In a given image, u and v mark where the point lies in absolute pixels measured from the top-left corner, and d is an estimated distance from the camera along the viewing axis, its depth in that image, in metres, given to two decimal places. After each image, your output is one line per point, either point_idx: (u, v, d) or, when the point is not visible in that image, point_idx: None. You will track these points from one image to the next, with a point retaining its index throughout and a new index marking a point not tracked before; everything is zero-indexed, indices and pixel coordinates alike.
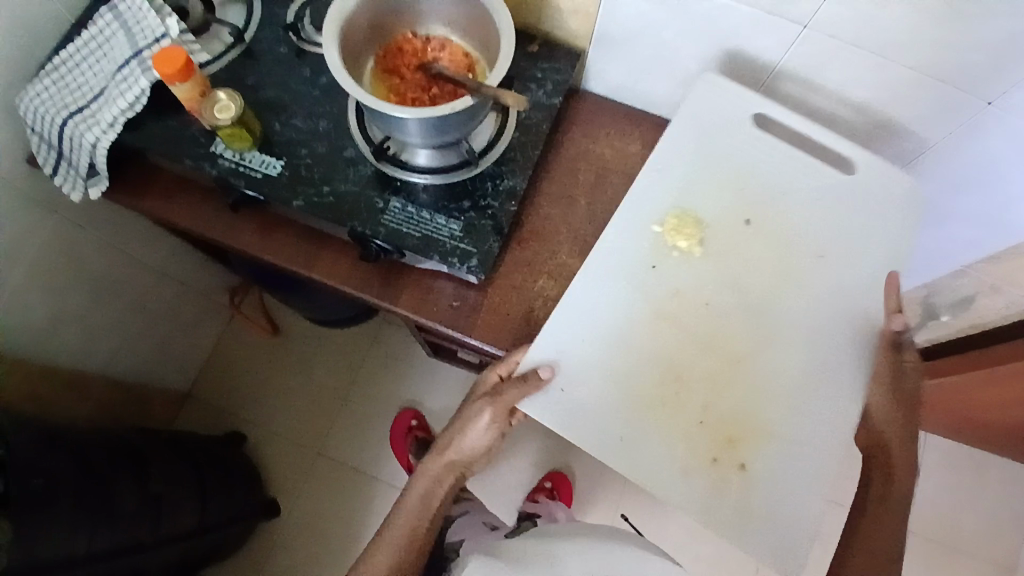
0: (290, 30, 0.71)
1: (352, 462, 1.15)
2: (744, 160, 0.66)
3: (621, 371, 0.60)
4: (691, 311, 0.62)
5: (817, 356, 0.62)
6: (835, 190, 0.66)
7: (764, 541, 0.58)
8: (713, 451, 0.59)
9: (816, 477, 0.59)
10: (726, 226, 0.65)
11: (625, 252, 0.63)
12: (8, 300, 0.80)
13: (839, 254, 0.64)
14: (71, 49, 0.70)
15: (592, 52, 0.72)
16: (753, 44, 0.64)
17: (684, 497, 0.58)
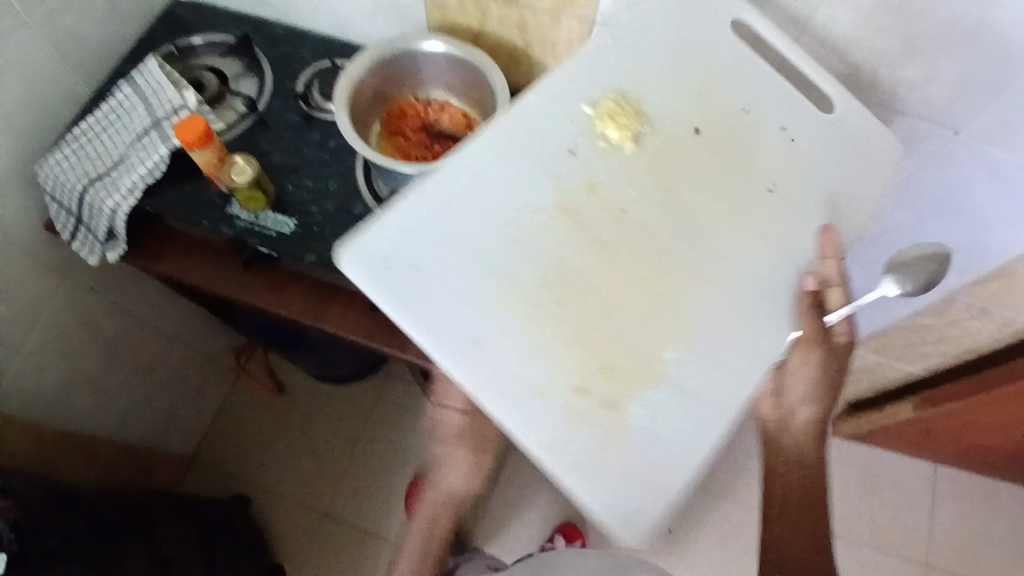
0: (300, 99, 0.76)
1: (359, 522, 1.13)
2: (726, 58, 0.59)
3: (497, 266, 0.53)
4: (594, 211, 0.55)
5: (733, 283, 0.55)
6: (805, 106, 0.58)
7: (603, 493, 0.50)
8: (576, 379, 0.52)
9: (684, 436, 0.52)
10: (670, 124, 0.57)
11: (534, 134, 0.56)
12: (21, 363, 0.81)
13: (793, 194, 0.56)
14: (91, 121, 0.74)
15: None
16: None
17: (526, 413, 0.51)
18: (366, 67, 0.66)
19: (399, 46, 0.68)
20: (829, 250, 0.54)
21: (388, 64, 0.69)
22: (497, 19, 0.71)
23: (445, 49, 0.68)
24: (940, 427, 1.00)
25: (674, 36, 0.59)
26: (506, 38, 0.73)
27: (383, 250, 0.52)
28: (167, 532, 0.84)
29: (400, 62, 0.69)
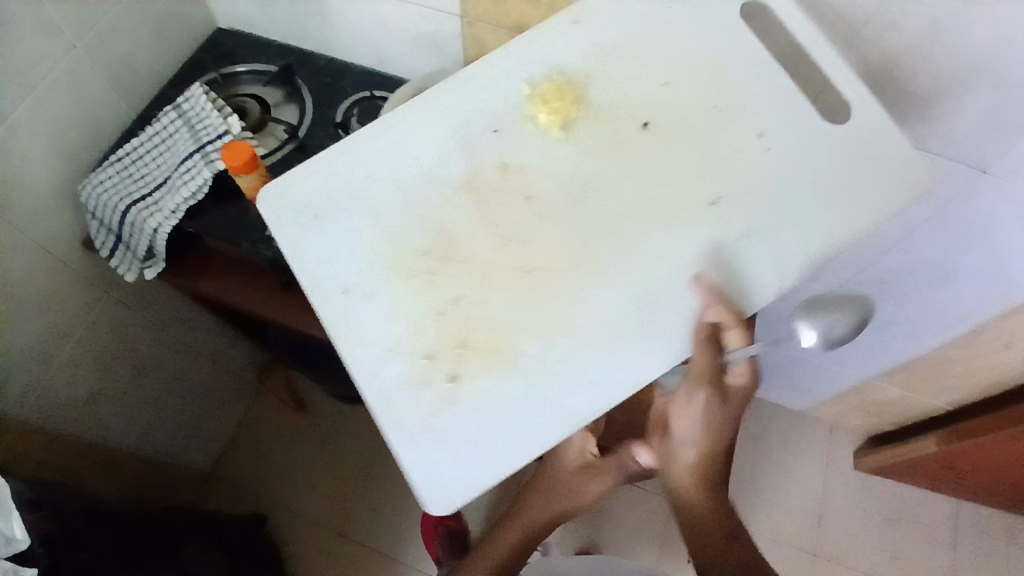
0: (339, 127, 0.78)
1: (376, 543, 1.13)
2: (713, 52, 0.59)
3: (388, 228, 0.57)
4: (498, 188, 0.57)
5: (626, 277, 0.54)
6: (775, 102, 0.57)
7: (436, 462, 0.50)
8: (428, 346, 0.53)
9: (509, 429, 0.51)
10: (617, 117, 0.59)
11: (477, 111, 0.60)
12: (54, 374, 0.83)
13: (715, 218, 0.55)
14: (135, 143, 0.77)
15: None
16: None
17: (377, 360, 0.53)
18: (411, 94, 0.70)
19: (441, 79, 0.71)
20: (712, 297, 0.51)
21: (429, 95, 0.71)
22: None
23: None
24: (960, 461, 0.98)
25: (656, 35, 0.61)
26: None
27: (293, 194, 0.59)
28: (193, 549, 0.87)
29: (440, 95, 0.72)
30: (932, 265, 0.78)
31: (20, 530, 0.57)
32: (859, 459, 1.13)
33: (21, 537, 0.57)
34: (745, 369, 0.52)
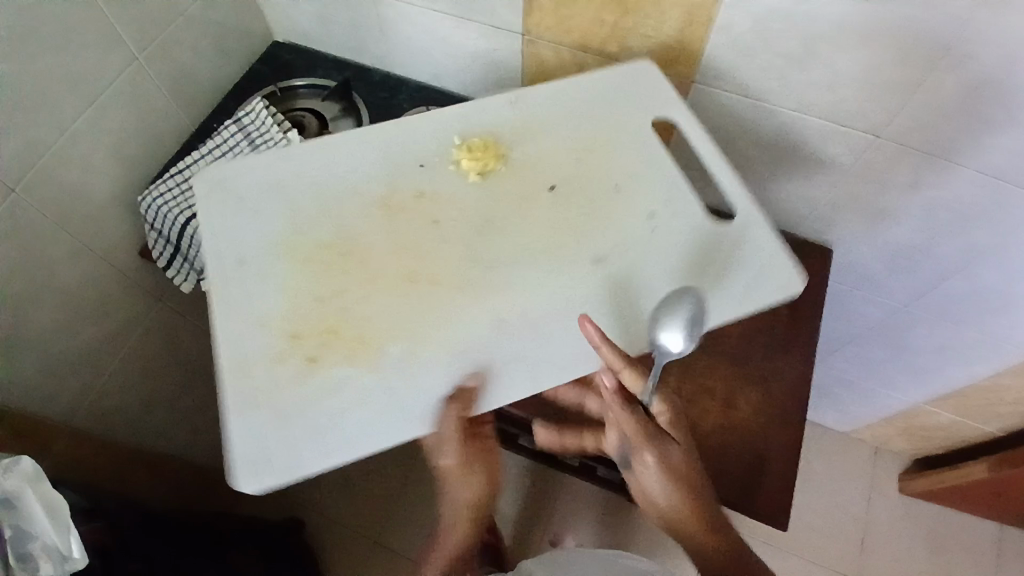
0: None
1: (409, 552, 1.13)
2: (630, 130, 0.65)
3: (293, 228, 0.59)
4: (409, 209, 0.61)
5: (498, 310, 0.56)
6: (671, 193, 0.62)
7: (247, 429, 0.50)
8: (296, 326, 0.55)
9: (338, 419, 0.51)
10: (529, 177, 0.63)
11: (413, 145, 0.64)
12: (107, 379, 0.84)
13: (596, 277, 0.57)
14: (195, 156, 0.77)
15: None
16: (823, 153, 0.70)
17: (245, 330, 0.54)
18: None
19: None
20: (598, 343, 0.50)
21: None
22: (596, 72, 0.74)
23: None
24: (1002, 489, 0.97)
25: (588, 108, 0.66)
26: None
27: (227, 182, 0.61)
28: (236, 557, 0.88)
29: None
30: (993, 293, 0.76)
31: (77, 548, 0.57)
32: (901, 483, 1.12)
33: (79, 556, 0.56)
34: (661, 403, 0.53)
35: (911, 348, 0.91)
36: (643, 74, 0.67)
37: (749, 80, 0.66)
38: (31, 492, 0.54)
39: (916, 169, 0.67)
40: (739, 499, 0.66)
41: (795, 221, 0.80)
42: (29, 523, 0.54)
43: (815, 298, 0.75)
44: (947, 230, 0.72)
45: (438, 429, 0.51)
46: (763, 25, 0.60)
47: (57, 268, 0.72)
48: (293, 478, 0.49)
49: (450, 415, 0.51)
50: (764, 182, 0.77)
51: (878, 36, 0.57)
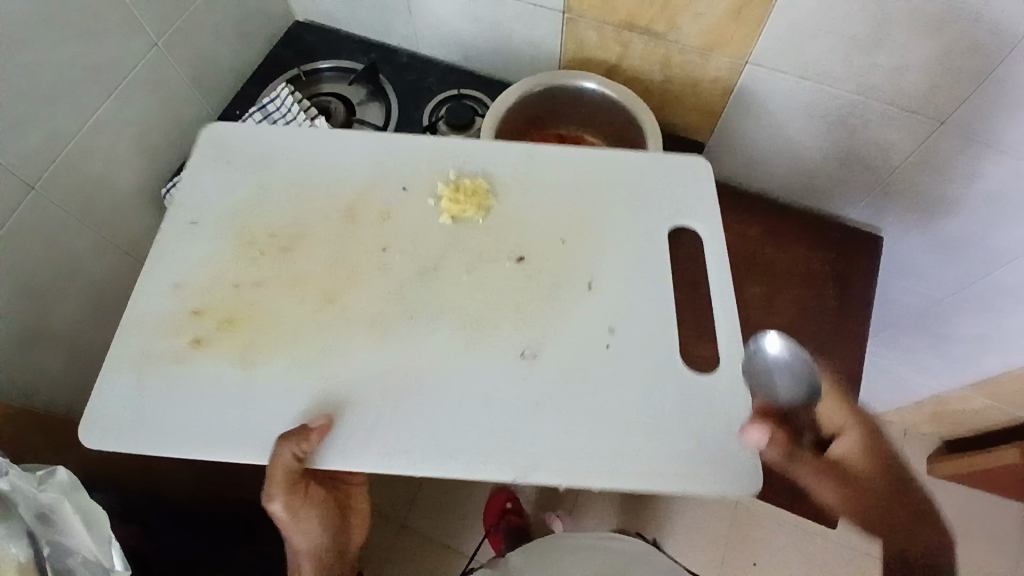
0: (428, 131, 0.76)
1: (436, 533, 1.14)
2: (631, 220, 0.60)
3: (251, 208, 0.59)
4: (363, 225, 0.58)
5: (410, 354, 0.54)
6: (661, 310, 0.56)
7: (114, 380, 0.52)
8: (202, 304, 0.55)
9: (197, 406, 0.51)
10: (496, 240, 0.58)
11: (411, 161, 0.61)
12: None
13: (528, 375, 0.53)
14: None
15: (712, 143, 0.77)
16: (881, 139, 0.67)
17: (175, 271, 0.57)
18: (520, 95, 0.67)
19: (556, 81, 0.68)
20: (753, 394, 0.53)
21: (542, 96, 0.69)
22: (639, 54, 0.70)
23: (596, 87, 0.68)
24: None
25: (590, 179, 0.61)
26: (644, 73, 0.72)
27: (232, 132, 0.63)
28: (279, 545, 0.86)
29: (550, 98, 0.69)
30: None
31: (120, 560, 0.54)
32: (931, 466, 1.13)
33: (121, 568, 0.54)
34: (838, 420, 0.52)
35: (950, 336, 0.89)
36: (676, 176, 0.62)
37: (807, 63, 0.62)
38: (68, 505, 0.52)
39: (980, 158, 0.63)
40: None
41: (842, 209, 0.78)
42: (66, 537, 0.52)
43: (863, 294, 0.73)
44: (1003, 220, 0.68)
45: (274, 462, 0.49)
46: (828, 6, 0.57)
47: (82, 263, 0.68)
48: (115, 442, 0.50)
49: (287, 450, 0.48)
50: (810, 170, 0.75)
51: (953, 18, 0.53)
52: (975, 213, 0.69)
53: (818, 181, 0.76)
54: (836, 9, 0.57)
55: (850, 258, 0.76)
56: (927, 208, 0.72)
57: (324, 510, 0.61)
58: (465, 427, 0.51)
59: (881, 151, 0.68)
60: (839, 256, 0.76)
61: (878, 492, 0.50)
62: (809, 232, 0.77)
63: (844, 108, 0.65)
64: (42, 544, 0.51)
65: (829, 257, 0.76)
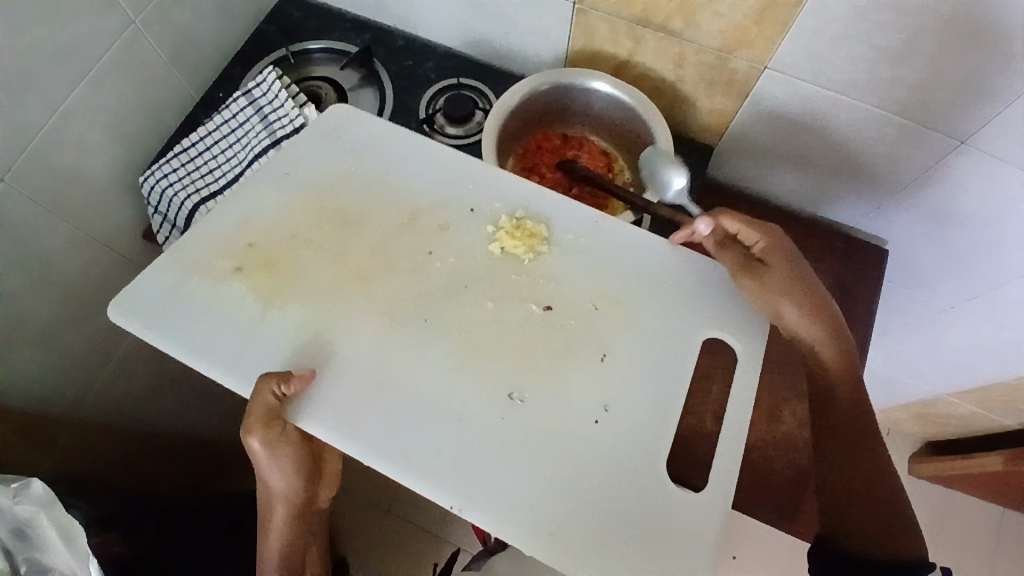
0: (425, 123, 0.72)
1: (422, 521, 1.14)
2: (659, 300, 0.56)
3: (324, 180, 0.59)
4: (418, 234, 0.57)
5: (409, 377, 0.52)
6: (668, 397, 0.53)
7: (155, 274, 0.55)
8: (260, 239, 0.56)
9: (216, 335, 0.53)
10: (530, 284, 0.56)
11: (486, 190, 0.59)
12: (114, 369, 0.78)
13: (508, 418, 0.51)
14: (202, 133, 0.70)
15: (722, 146, 0.74)
16: (898, 152, 0.64)
17: (242, 205, 0.57)
18: (526, 92, 0.64)
19: (570, 79, 0.64)
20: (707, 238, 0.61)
21: (554, 95, 0.66)
22: (652, 51, 0.66)
23: (609, 89, 0.64)
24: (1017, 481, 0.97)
25: (637, 247, 0.58)
26: (656, 71, 0.68)
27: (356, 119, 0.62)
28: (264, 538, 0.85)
29: (558, 95, 0.66)
30: None
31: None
32: (913, 466, 1.15)
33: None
34: (732, 222, 0.55)
35: (944, 347, 0.89)
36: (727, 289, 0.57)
37: (827, 73, 0.59)
38: (46, 519, 0.50)
39: (997, 177, 0.60)
40: (781, 515, 0.64)
41: (851, 220, 0.76)
42: (44, 553, 0.49)
43: (866, 316, 0.71)
44: (1015, 241, 0.66)
45: (252, 398, 0.49)
46: (858, 16, 0.53)
47: (56, 258, 0.65)
48: (140, 325, 0.53)
49: (266, 388, 0.49)
50: (825, 184, 0.73)
51: (986, 37, 0.50)
52: (988, 231, 0.67)
53: (833, 194, 0.73)
54: (867, 19, 0.53)
55: (853, 274, 0.74)
56: (937, 223, 0.69)
57: (307, 457, 0.52)
58: (450, 460, 0.49)
59: (897, 169, 0.66)
60: (844, 268, 0.74)
61: (796, 292, 0.53)
62: (814, 243, 0.75)
63: (864, 125, 0.63)
64: (18, 561, 0.48)
65: (835, 269, 0.74)
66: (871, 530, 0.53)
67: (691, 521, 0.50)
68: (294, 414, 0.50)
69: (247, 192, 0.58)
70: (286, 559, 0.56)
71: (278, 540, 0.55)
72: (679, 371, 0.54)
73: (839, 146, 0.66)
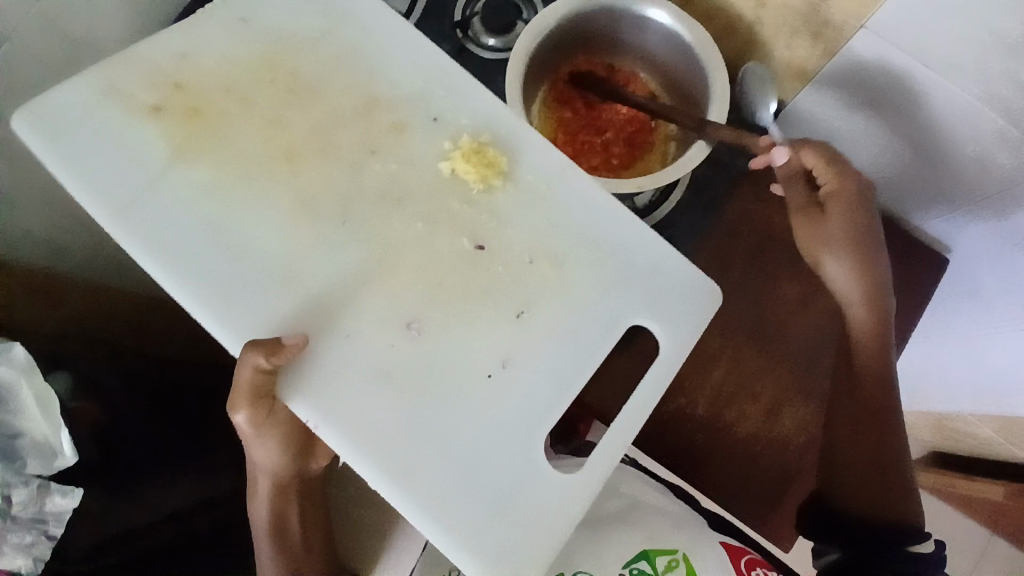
0: (459, 26, 0.65)
1: None
2: (597, 280, 0.52)
3: (277, 42, 0.54)
4: (362, 130, 0.53)
5: (336, 320, 0.49)
6: (570, 378, 0.50)
7: (67, 91, 0.51)
8: (190, 81, 0.52)
9: (125, 173, 0.50)
10: (473, 216, 0.52)
11: (456, 102, 0.55)
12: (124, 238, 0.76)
13: (399, 350, 0.49)
14: None
15: (790, 108, 0.65)
16: (991, 157, 0.54)
17: (188, 39, 0.53)
18: (569, 12, 0.55)
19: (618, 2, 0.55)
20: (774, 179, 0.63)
21: (602, 19, 0.57)
22: None
23: (669, 22, 0.55)
24: None
25: (598, 211, 0.53)
26: (734, 5, 0.59)
27: None
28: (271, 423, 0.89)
29: (604, 18, 0.57)
30: None
31: (69, 446, 0.52)
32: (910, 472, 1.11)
33: (69, 454, 0.52)
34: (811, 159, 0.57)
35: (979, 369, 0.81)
36: (668, 294, 0.53)
37: (934, 50, 0.49)
38: (25, 383, 0.50)
39: None
40: (761, 514, 0.62)
41: (918, 219, 0.67)
42: (18, 417, 0.50)
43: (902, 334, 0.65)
44: None
45: (237, 373, 0.45)
46: None
47: None
48: (39, 132, 0.50)
49: (250, 362, 0.44)
50: (891, 171, 0.63)
51: None
52: None
53: (898, 183, 0.64)
54: None
55: (903, 276, 0.66)
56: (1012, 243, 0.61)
57: (296, 438, 0.52)
58: (363, 422, 0.47)
59: (979, 172, 0.56)
60: (896, 268, 0.66)
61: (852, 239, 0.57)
62: None
63: (954, 116, 0.53)
64: None
65: None
66: (863, 485, 0.59)
67: (552, 507, 0.48)
68: (283, 387, 0.47)
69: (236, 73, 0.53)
70: (275, 526, 0.59)
71: (265, 507, 0.58)
72: (591, 351, 0.51)
73: (910, 133, 0.58)
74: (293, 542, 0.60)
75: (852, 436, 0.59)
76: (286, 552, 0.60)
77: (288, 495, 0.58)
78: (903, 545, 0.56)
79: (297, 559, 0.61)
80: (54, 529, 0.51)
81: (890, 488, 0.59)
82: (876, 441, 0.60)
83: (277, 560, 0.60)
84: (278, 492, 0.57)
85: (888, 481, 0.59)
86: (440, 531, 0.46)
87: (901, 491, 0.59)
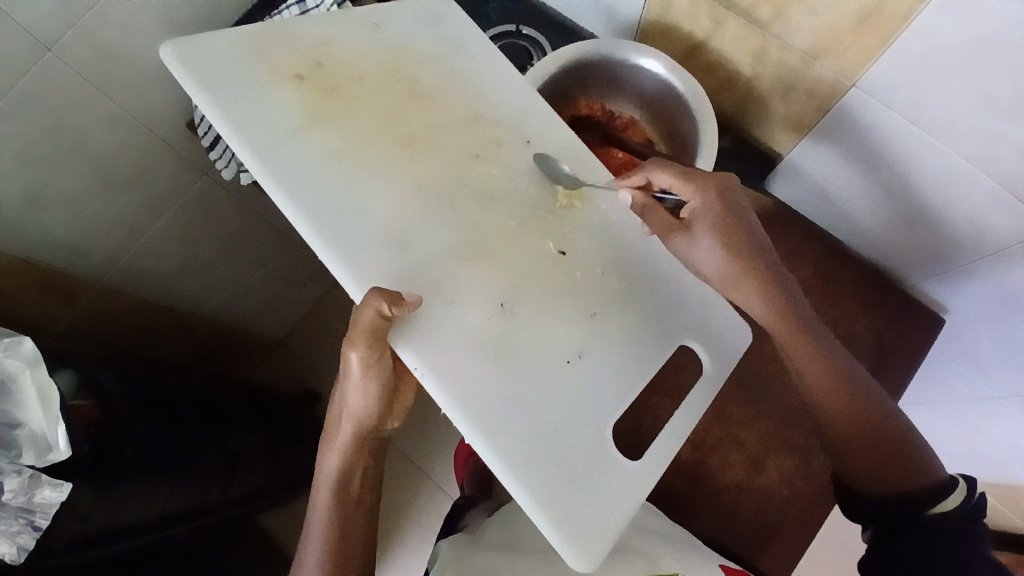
0: None
1: (411, 453, 1.12)
2: (652, 305, 0.54)
3: (404, 50, 0.56)
4: (470, 138, 0.54)
5: (432, 293, 0.49)
6: (623, 393, 0.52)
7: (222, 36, 0.51)
8: (331, 62, 0.53)
9: (257, 123, 0.50)
10: (556, 224, 0.54)
11: (548, 127, 0.56)
12: (142, 245, 0.80)
13: (492, 326, 0.49)
14: None
15: (785, 162, 0.67)
16: (985, 221, 0.55)
17: (336, 27, 0.54)
18: (573, 57, 0.59)
19: (613, 51, 0.59)
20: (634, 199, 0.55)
21: (603, 66, 0.61)
22: (732, 37, 0.59)
23: (662, 72, 0.58)
24: None
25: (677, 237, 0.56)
26: (732, 61, 0.61)
27: (405, 4, 0.57)
28: (282, 442, 0.90)
29: (608, 66, 0.60)
30: None
31: (64, 441, 0.54)
32: None
33: (63, 448, 0.53)
34: (669, 178, 0.51)
35: (982, 436, 0.79)
36: (719, 331, 0.56)
37: (925, 111, 0.51)
38: (29, 377, 0.54)
39: None
40: (753, 548, 0.61)
41: (919, 281, 0.66)
42: (19, 409, 0.53)
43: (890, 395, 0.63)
44: None
45: (356, 314, 0.45)
46: (975, 49, 0.44)
47: (91, 134, 0.65)
48: (195, 67, 0.50)
49: (373, 307, 0.45)
50: (894, 233, 0.64)
51: None
52: None
53: (898, 244, 0.65)
54: (984, 55, 0.44)
55: (899, 337, 0.65)
56: (1007, 308, 0.60)
57: (391, 386, 0.51)
58: (456, 377, 0.47)
59: (977, 237, 0.57)
60: (892, 329, 0.66)
61: (734, 253, 0.50)
62: (868, 292, 0.67)
63: (948, 179, 0.54)
64: None
65: (877, 327, 0.66)
66: (886, 475, 0.52)
67: (621, 494, 0.49)
68: (394, 334, 0.47)
69: (343, 62, 0.54)
70: (342, 477, 0.55)
71: (339, 457, 0.54)
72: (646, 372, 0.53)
73: (888, 189, 0.59)
74: (351, 501, 0.56)
75: (860, 447, 0.53)
76: (341, 510, 0.56)
77: (363, 451, 0.55)
78: (925, 509, 0.51)
79: (348, 524, 0.56)
80: (40, 520, 0.53)
81: (916, 469, 0.52)
82: (881, 440, 0.52)
83: (331, 517, 0.55)
84: (356, 444, 0.54)
85: (914, 461, 0.52)
86: (532, 495, 0.47)
87: (928, 466, 0.53)
